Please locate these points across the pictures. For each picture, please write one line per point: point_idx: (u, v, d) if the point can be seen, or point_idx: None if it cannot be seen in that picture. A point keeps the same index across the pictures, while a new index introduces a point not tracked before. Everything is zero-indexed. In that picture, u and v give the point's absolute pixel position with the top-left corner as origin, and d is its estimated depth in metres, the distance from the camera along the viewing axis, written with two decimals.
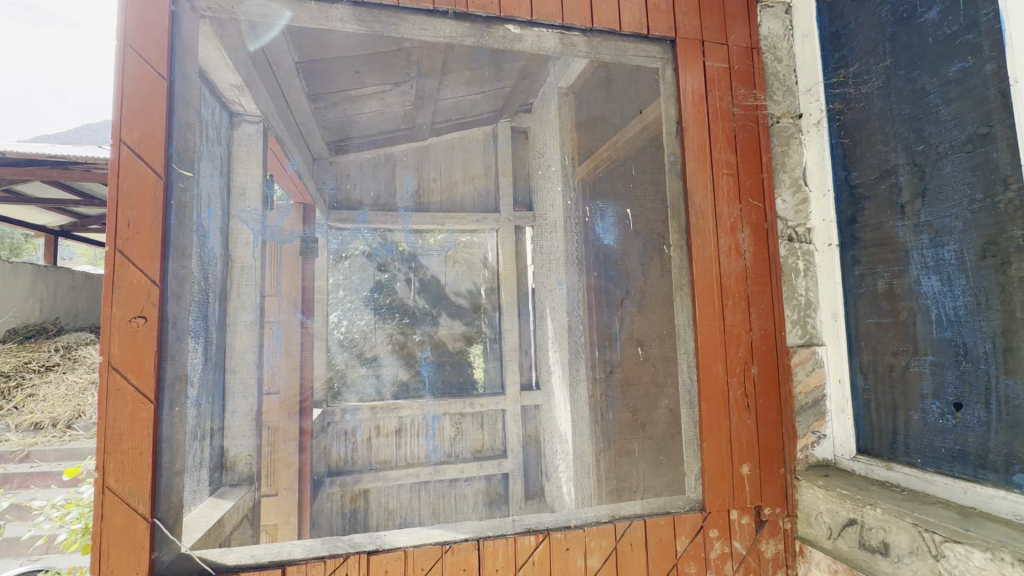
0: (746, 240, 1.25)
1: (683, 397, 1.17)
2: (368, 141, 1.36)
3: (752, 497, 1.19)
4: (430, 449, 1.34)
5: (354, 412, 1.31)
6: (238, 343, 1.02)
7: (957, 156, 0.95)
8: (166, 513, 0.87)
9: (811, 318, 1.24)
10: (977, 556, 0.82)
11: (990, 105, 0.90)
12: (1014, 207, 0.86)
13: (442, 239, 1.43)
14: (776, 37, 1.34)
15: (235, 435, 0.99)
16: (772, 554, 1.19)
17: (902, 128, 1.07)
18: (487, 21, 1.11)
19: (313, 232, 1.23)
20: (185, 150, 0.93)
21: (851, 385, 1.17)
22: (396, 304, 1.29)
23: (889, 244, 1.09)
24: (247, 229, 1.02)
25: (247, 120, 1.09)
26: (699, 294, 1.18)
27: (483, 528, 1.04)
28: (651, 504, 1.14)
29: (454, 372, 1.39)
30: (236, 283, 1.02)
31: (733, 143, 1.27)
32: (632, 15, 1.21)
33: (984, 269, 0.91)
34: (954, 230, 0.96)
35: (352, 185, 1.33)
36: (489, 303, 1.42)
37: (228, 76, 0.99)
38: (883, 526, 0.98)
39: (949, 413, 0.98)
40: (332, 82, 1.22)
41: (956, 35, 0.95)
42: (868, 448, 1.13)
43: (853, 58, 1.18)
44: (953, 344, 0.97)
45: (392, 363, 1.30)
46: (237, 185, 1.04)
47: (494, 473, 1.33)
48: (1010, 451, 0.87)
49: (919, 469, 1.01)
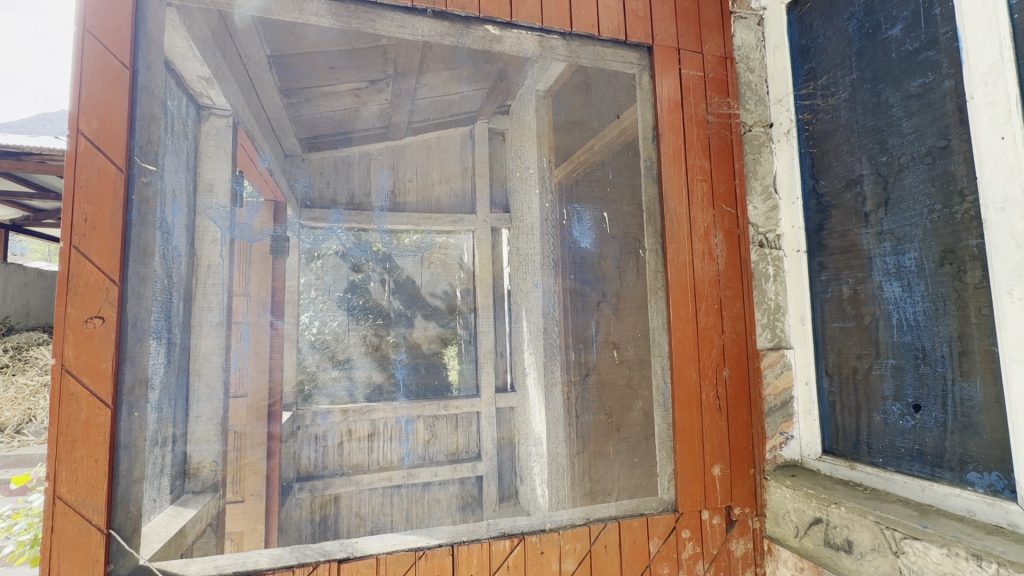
0: (719, 245, 1.30)
1: (656, 400, 1.21)
2: (344, 138, 1.11)
3: (723, 497, 1.22)
4: (404, 454, 1.11)
5: (325, 415, 1.06)
6: (202, 344, 0.95)
7: (918, 167, 0.99)
8: (123, 524, 0.86)
9: (779, 323, 1.28)
10: (934, 552, 0.86)
11: (948, 120, 0.94)
12: (970, 217, 0.90)
13: (418, 239, 1.15)
14: (748, 47, 1.38)
15: (200, 441, 0.94)
16: (741, 553, 1.22)
17: (866, 139, 1.11)
18: (466, 21, 1.15)
19: (284, 231, 1.02)
20: (148, 143, 0.92)
21: (817, 387, 1.21)
22: (370, 305, 1.08)
23: (854, 251, 1.13)
24: (213, 226, 0.98)
25: (216, 114, 1.00)
26: (673, 299, 1.23)
27: (457, 533, 1.06)
28: (624, 505, 1.16)
29: (428, 376, 1.13)
30: (201, 283, 0.96)
31: (707, 151, 1.31)
32: (610, 20, 1.26)
33: (941, 276, 0.95)
34: (915, 238, 1.00)
35: (327, 182, 1.08)
36: (464, 306, 1.17)
37: (196, 67, 0.97)
38: (846, 524, 1.01)
39: (908, 413, 1.02)
40: (306, 75, 1.09)
41: (917, 52, 0.99)
42: (832, 448, 1.17)
43: (821, 70, 1.22)
44: (912, 348, 1.01)
45: (365, 365, 1.08)
46: (204, 179, 0.98)
47: (467, 478, 1.11)
48: (964, 451, 0.92)
49: (880, 468, 1.06)
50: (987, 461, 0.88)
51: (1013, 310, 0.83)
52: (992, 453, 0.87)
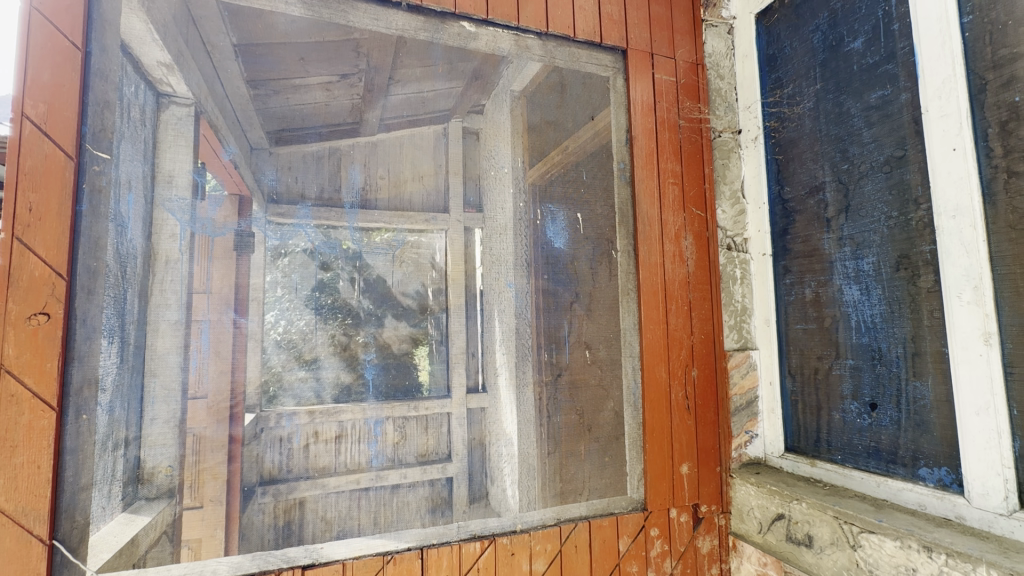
0: (689, 247, 1.32)
1: (627, 399, 1.22)
2: (313, 132, 1.06)
3: (690, 495, 1.25)
4: (372, 456, 1.05)
5: (290, 417, 1.00)
6: (158, 344, 0.91)
7: (877, 175, 1.04)
8: (68, 534, 0.81)
9: (745, 324, 1.31)
10: (888, 545, 0.90)
11: (905, 131, 0.98)
12: (923, 224, 0.95)
13: (389, 237, 1.10)
14: (719, 55, 1.41)
15: (155, 444, 0.90)
16: (707, 550, 1.25)
17: (828, 147, 1.15)
18: (442, 16, 1.15)
19: (248, 226, 0.98)
20: (101, 129, 0.87)
21: (780, 387, 1.24)
22: (338, 304, 1.04)
23: (816, 255, 1.17)
24: (172, 220, 0.93)
25: (176, 102, 0.95)
26: (644, 300, 1.25)
27: (427, 536, 1.05)
28: (595, 505, 1.18)
29: (398, 376, 1.07)
30: (159, 278, 0.92)
31: (679, 155, 1.34)
32: (585, 22, 1.28)
33: (897, 280, 1.00)
34: (873, 243, 1.04)
35: (294, 177, 1.03)
36: (435, 306, 1.12)
37: (155, 52, 0.92)
38: (807, 520, 1.05)
39: (865, 412, 1.06)
40: (274, 66, 1.03)
41: (877, 65, 1.04)
42: (794, 446, 1.21)
43: (788, 79, 1.26)
44: (870, 349, 1.05)
45: (332, 365, 1.03)
46: (163, 171, 0.94)
47: (437, 480, 1.08)
48: (916, 448, 0.96)
49: (839, 465, 1.10)
50: (937, 456, 0.93)
51: (962, 313, 0.87)
52: (942, 449, 0.92)
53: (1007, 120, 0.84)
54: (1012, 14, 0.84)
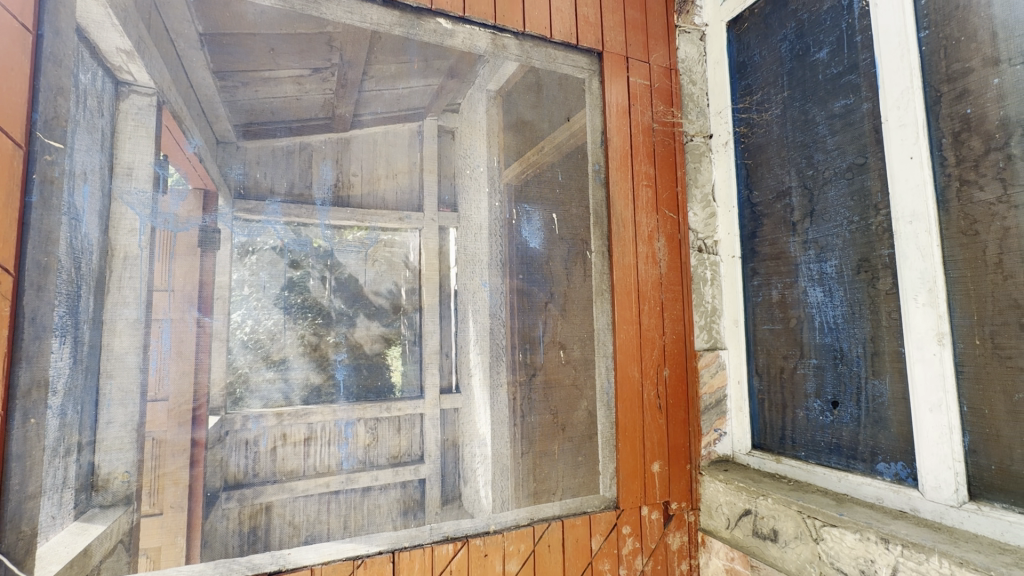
0: (662, 249, 1.34)
1: (600, 399, 1.23)
2: (282, 126, 1.03)
3: (661, 493, 1.27)
4: (343, 458, 1.02)
5: (257, 419, 0.97)
6: (115, 343, 0.87)
7: (840, 182, 1.08)
8: (14, 545, 0.74)
9: (715, 325, 1.35)
10: (849, 537, 0.93)
11: (866, 139, 1.02)
12: (882, 229, 0.99)
13: (361, 235, 1.08)
14: (691, 61, 1.44)
15: (111, 449, 0.86)
16: (677, 547, 1.27)
17: (794, 153, 1.19)
18: (418, 12, 1.14)
19: (213, 221, 0.95)
20: (53, 117, 0.82)
21: (748, 386, 1.28)
22: (309, 304, 1.01)
23: (783, 258, 1.20)
24: (131, 214, 0.89)
25: (136, 92, 0.91)
26: (618, 300, 1.27)
27: (398, 539, 1.04)
28: (568, 505, 1.18)
29: (370, 377, 1.05)
30: (116, 275, 0.88)
31: (652, 157, 1.36)
32: (562, 23, 1.29)
33: (858, 283, 1.04)
34: (835, 247, 1.08)
35: (263, 172, 1.00)
36: (409, 305, 1.10)
37: (114, 38, 0.87)
38: (772, 515, 1.08)
39: (827, 410, 1.10)
40: (244, 58, 1.00)
41: (840, 75, 1.08)
42: (761, 443, 1.25)
43: (757, 86, 1.30)
44: (832, 349, 1.09)
45: (302, 367, 1.00)
46: (121, 163, 0.90)
47: (409, 482, 1.06)
48: (874, 444, 1.00)
49: (803, 461, 1.14)
50: (893, 452, 0.97)
51: (918, 314, 0.92)
52: (898, 445, 0.96)
53: (959, 131, 0.89)
54: (964, 30, 0.89)
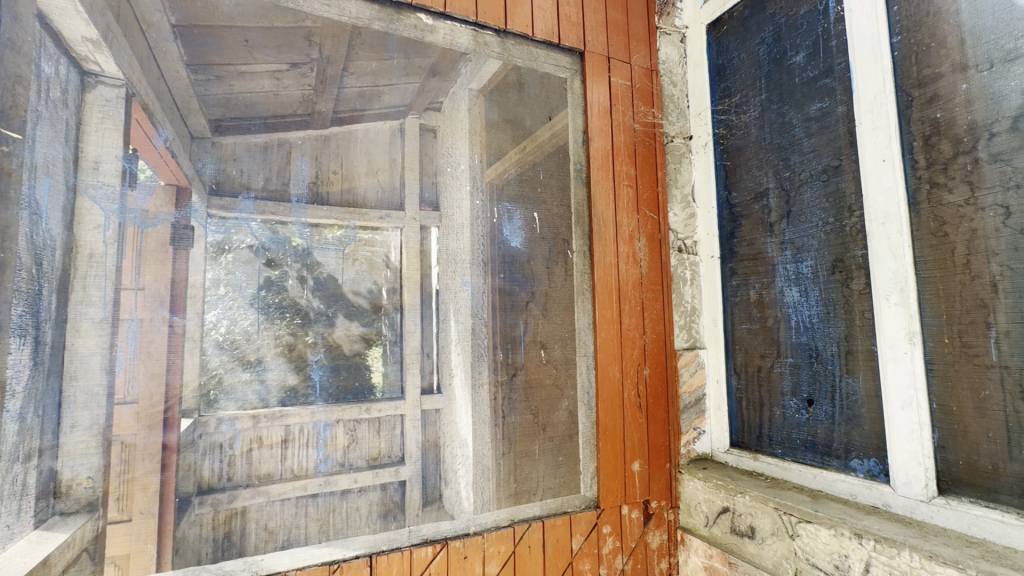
0: (642, 249, 1.35)
1: (582, 398, 1.23)
2: (257, 122, 1.00)
3: (642, 491, 1.27)
4: (319, 460, 1.00)
5: (231, 422, 0.94)
6: (79, 344, 0.83)
7: (815, 183, 1.10)
8: None
9: (694, 324, 1.37)
10: (823, 533, 0.95)
11: (840, 142, 1.04)
12: (856, 230, 1.01)
13: (341, 234, 1.05)
14: (672, 62, 1.46)
15: (74, 454, 0.82)
16: (657, 545, 1.28)
17: (772, 155, 1.20)
18: (398, 7, 1.13)
19: (186, 218, 0.92)
20: (11, 106, 0.78)
21: (726, 385, 1.30)
22: (286, 303, 0.99)
23: (760, 258, 1.22)
24: (97, 210, 0.86)
25: (105, 83, 0.86)
26: (599, 300, 1.27)
27: (376, 542, 1.02)
28: (549, 505, 1.18)
29: (349, 377, 1.03)
30: (81, 273, 0.84)
31: (633, 157, 1.37)
32: (544, 22, 1.29)
33: (833, 283, 1.06)
34: (811, 247, 1.10)
35: (237, 167, 0.98)
36: (389, 305, 1.08)
37: (80, 26, 0.83)
38: (750, 512, 1.09)
39: (803, 408, 1.12)
40: (218, 50, 0.97)
41: (816, 79, 1.10)
42: (739, 441, 1.27)
43: (735, 89, 1.31)
44: (807, 347, 1.11)
45: (278, 367, 0.98)
46: (87, 156, 0.86)
47: (389, 484, 1.05)
48: (848, 441, 1.02)
49: (779, 458, 1.16)
50: (866, 448, 0.99)
51: (890, 313, 0.94)
52: (871, 442, 0.98)
53: (929, 135, 0.91)
54: (935, 36, 0.91)
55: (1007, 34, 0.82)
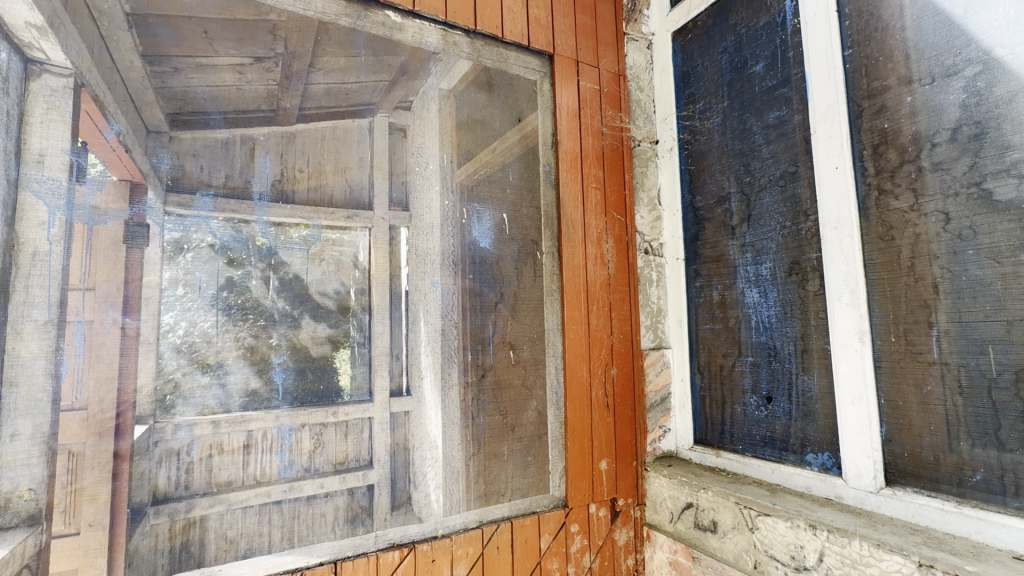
0: (610, 250, 1.37)
1: (550, 398, 1.24)
2: (217, 116, 0.97)
3: (609, 489, 1.29)
4: (282, 466, 0.97)
5: (188, 427, 0.91)
6: (20, 349, 0.77)
7: (774, 189, 1.14)
8: None
9: (660, 324, 1.40)
10: (781, 526, 0.99)
11: (797, 149, 1.09)
12: (811, 233, 1.06)
13: (306, 233, 1.03)
14: (639, 68, 1.49)
15: (12, 465, 0.76)
16: (623, 542, 1.30)
17: (733, 161, 1.24)
18: (366, 3, 1.11)
19: (141, 215, 0.89)
20: None
21: (690, 383, 1.33)
22: (249, 305, 0.96)
23: (722, 260, 1.26)
24: (42, 207, 0.81)
25: (49, 71, 0.81)
26: (567, 300, 1.28)
27: (341, 548, 1.00)
28: (517, 505, 1.18)
29: (315, 380, 1.01)
30: (22, 272, 0.78)
31: (601, 160, 1.39)
32: (513, 24, 1.30)
33: (790, 284, 1.10)
34: (770, 250, 1.14)
35: (196, 163, 0.94)
36: (357, 306, 1.06)
37: (20, 10, 0.76)
38: (712, 507, 1.13)
39: (762, 404, 1.16)
40: (175, 41, 0.94)
41: (775, 88, 1.14)
42: (702, 438, 1.30)
43: (699, 95, 1.35)
44: (766, 347, 1.15)
45: (239, 370, 0.95)
46: (30, 148, 0.80)
47: (355, 488, 1.03)
48: (804, 436, 1.06)
49: (740, 454, 1.19)
50: (820, 443, 1.03)
51: (843, 313, 0.98)
52: (825, 436, 1.02)
53: (878, 144, 0.96)
54: (883, 51, 0.96)
55: (947, 51, 0.88)
